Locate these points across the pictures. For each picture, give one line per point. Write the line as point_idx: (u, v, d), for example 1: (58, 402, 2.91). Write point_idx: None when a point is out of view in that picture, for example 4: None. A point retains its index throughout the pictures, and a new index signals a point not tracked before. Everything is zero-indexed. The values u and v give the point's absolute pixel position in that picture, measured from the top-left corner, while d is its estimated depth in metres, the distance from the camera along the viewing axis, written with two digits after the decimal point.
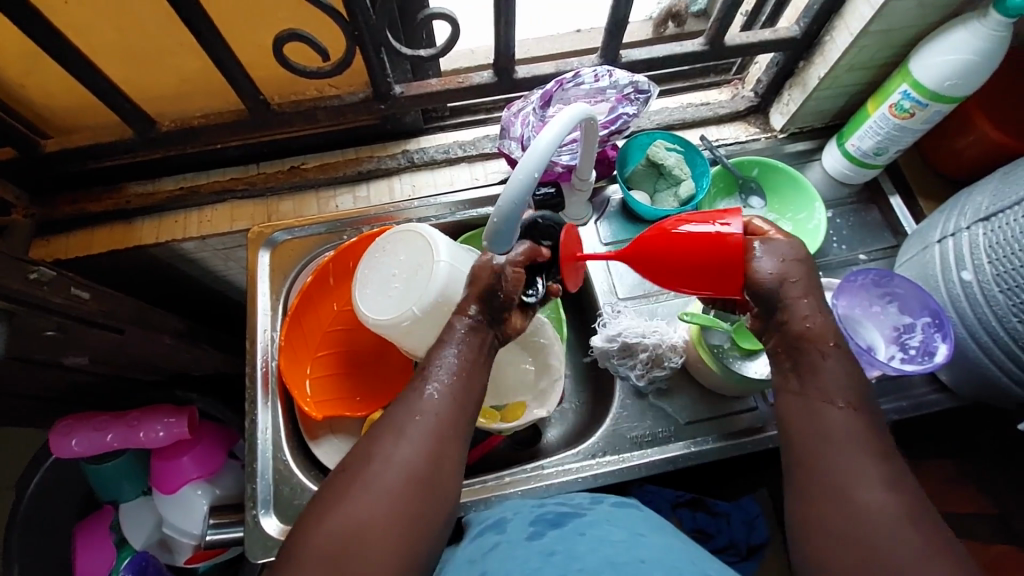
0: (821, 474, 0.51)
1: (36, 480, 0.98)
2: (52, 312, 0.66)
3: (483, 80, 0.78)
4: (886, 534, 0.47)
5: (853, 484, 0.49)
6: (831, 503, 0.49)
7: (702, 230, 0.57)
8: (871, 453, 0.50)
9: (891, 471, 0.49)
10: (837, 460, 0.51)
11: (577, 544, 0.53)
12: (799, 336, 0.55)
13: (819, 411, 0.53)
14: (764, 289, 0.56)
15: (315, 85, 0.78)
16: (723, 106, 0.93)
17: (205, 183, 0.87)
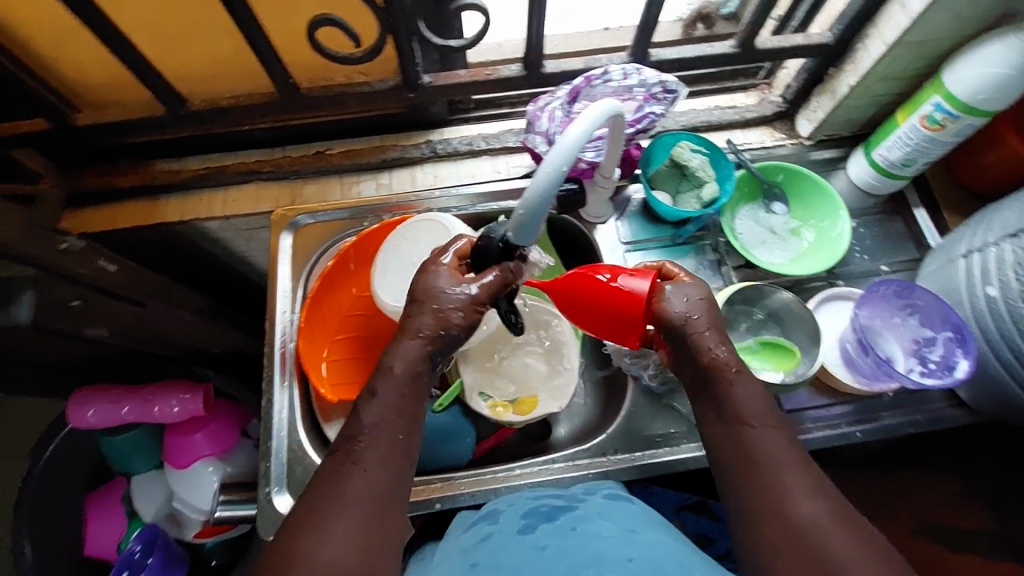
0: (751, 493, 0.54)
1: (51, 449, 1.01)
2: (78, 282, 0.67)
3: (511, 73, 0.78)
4: (823, 542, 0.50)
5: (786, 498, 0.52)
6: (765, 517, 0.53)
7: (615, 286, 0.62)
8: (793, 464, 0.55)
9: (810, 478, 0.53)
10: (766, 478, 0.54)
11: (568, 540, 0.54)
12: (710, 372, 0.59)
13: (740, 432, 0.57)
14: (675, 327, 0.60)
15: (345, 72, 0.79)
16: (750, 110, 0.93)
17: (231, 164, 0.89)
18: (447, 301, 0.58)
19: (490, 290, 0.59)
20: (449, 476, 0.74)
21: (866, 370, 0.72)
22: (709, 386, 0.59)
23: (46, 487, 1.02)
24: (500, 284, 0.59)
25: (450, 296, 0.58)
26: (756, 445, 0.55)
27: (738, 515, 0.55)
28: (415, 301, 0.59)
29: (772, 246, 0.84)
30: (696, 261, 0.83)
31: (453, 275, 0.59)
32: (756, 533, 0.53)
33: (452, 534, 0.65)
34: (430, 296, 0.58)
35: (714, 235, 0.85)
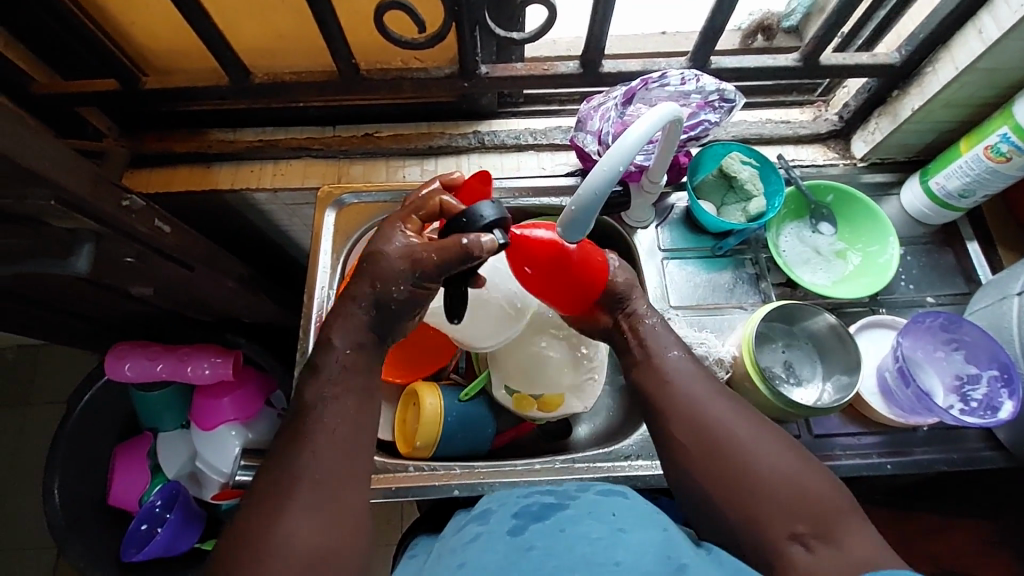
0: (670, 411, 0.60)
1: (87, 398, 1.03)
2: (136, 240, 0.69)
3: (568, 70, 0.78)
4: (736, 443, 0.57)
5: (700, 408, 0.59)
6: (682, 429, 0.59)
7: (588, 262, 0.64)
8: (703, 380, 0.62)
9: (718, 390, 0.61)
10: (681, 394, 0.60)
11: (557, 541, 0.52)
12: (636, 323, 0.66)
13: (658, 362, 0.63)
14: (619, 296, 0.67)
15: (403, 57, 0.80)
16: (804, 127, 0.91)
17: (284, 138, 0.91)
18: (388, 275, 0.57)
19: (441, 260, 0.54)
20: (470, 465, 0.74)
21: (905, 403, 0.70)
22: (631, 329, 0.66)
23: (80, 432, 1.04)
24: (454, 254, 0.53)
25: (393, 266, 0.57)
26: (672, 367, 0.62)
27: (664, 437, 0.61)
28: (368, 267, 0.58)
29: (815, 267, 0.82)
30: (735, 275, 0.82)
31: (405, 244, 0.57)
32: (679, 449, 0.59)
33: (446, 533, 0.64)
34: (374, 264, 0.58)
35: (756, 249, 0.83)
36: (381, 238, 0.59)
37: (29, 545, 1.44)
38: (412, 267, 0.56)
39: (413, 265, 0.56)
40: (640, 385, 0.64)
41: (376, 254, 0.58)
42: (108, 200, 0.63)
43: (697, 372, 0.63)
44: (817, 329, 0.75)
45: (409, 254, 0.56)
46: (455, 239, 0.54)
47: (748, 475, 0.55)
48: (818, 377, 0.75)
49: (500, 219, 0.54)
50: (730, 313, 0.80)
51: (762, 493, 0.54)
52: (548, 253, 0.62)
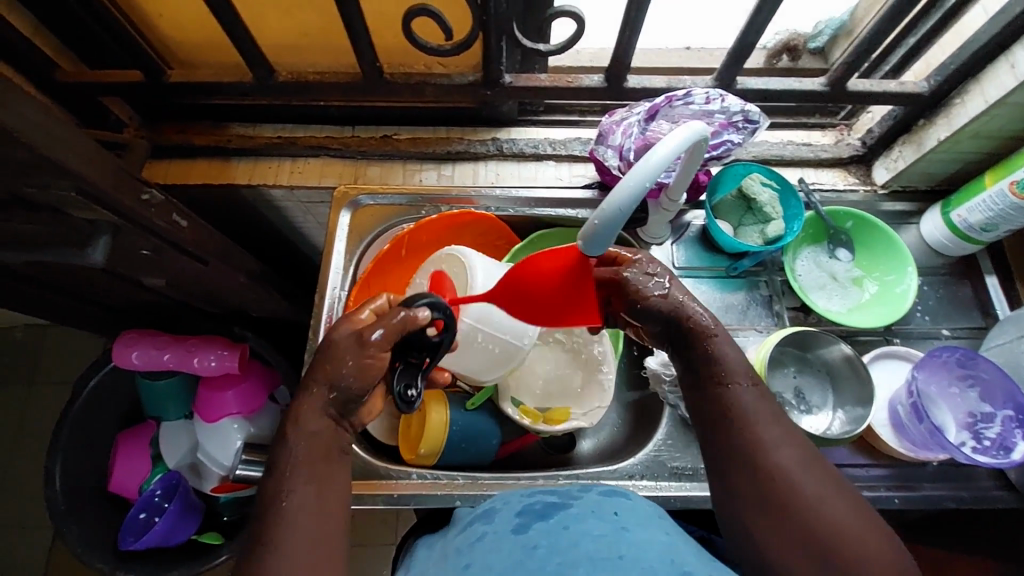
0: (730, 450, 0.57)
1: (94, 382, 1.04)
2: (152, 233, 0.69)
3: (593, 83, 0.77)
4: (797, 494, 0.53)
5: (765, 450, 0.56)
6: (741, 473, 0.56)
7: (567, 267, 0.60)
8: (769, 420, 0.58)
9: (784, 432, 0.57)
10: (746, 434, 0.57)
11: (562, 537, 0.55)
12: (696, 340, 0.63)
13: (719, 392, 0.60)
14: (665, 314, 0.65)
15: (426, 61, 0.80)
16: (825, 150, 0.91)
17: (303, 136, 0.91)
18: (337, 355, 0.57)
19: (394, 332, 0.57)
20: (473, 475, 0.74)
21: (916, 437, 0.70)
22: (694, 351, 0.63)
23: (84, 417, 1.05)
24: (404, 318, 0.58)
25: (343, 347, 0.57)
26: (734, 402, 0.59)
27: (721, 474, 0.58)
28: (316, 359, 0.58)
29: (830, 293, 0.81)
30: (749, 296, 0.82)
31: (351, 325, 0.59)
32: (734, 490, 0.56)
33: (448, 532, 0.66)
34: (325, 349, 0.58)
35: (770, 272, 0.83)
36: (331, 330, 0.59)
37: (26, 525, 1.45)
38: (362, 345, 0.57)
39: (362, 341, 0.57)
40: (699, 414, 0.61)
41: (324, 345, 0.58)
42: (127, 192, 0.63)
43: (762, 408, 0.59)
44: (832, 359, 0.74)
45: (357, 334, 0.57)
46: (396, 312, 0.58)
47: (807, 531, 0.52)
48: (829, 405, 0.73)
49: (437, 303, 0.61)
50: (742, 334, 0.79)
51: (825, 550, 0.51)
52: (557, 284, 0.61)
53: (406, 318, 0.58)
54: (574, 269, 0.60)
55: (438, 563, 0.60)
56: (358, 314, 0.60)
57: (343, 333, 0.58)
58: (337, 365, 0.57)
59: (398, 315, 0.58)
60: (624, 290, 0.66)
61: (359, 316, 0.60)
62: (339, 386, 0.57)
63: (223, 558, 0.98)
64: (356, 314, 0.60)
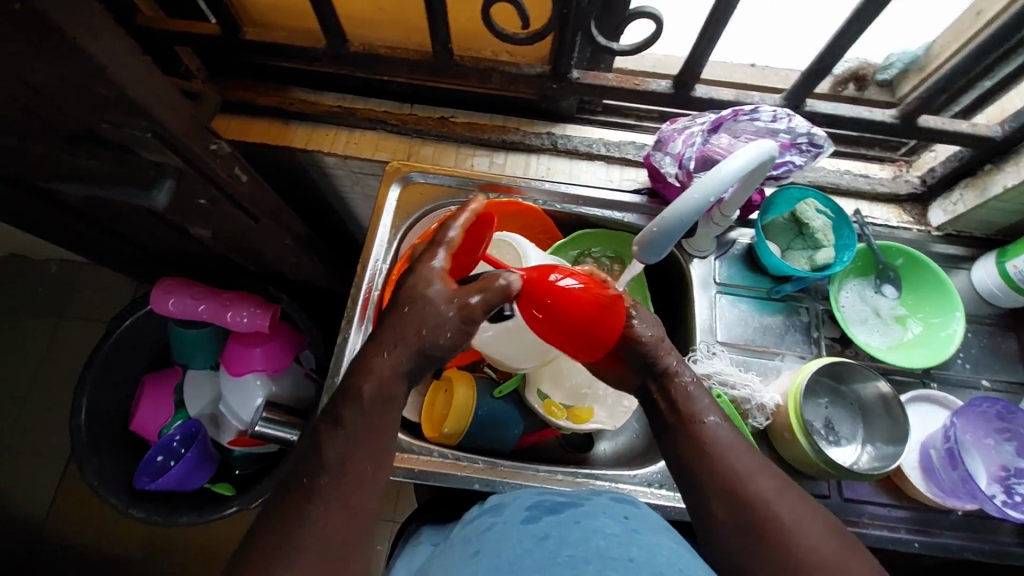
0: (709, 483, 0.60)
1: (129, 322, 1.06)
2: (213, 184, 0.70)
3: (659, 88, 0.77)
4: (776, 518, 0.56)
5: (745, 479, 0.59)
6: (720, 503, 0.59)
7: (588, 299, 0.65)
8: (744, 451, 0.62)
9: (759, 460, 0.61)
10: (728, 462, 0.61)
11: (571, 532, 0.58)
12: (668, 380, 0.68)
13: (695, 427, 0.64)
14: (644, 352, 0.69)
15: (494, 48, 0.80)
16: (883, 185, 0.89)
17: (362, 108, 0.92)
18: (383, 336, 0.57)
19: (488, 300, 0.57)
20: (494, 460, 0.74)
21: (945, 483, 0.68)
22: (666, 391, 0.68)
23: (116, 355, 1.07)
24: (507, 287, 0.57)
25: (441, 314, 0.57)
26: (710, 435, 0.63)
27: (701, 503, 0.61)
28: (411, 321, 0.57)
29: (872, 328, 0.80)
30: (787, 321, 0.81)
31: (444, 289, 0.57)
32: (718, 521, 0.59)
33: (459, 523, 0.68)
34: (417, 311, 0.57)
35: (813, 300, 0.82)
36: (416, 283, 0.59)
37: (43, 453, 1.51)
38: (461, 313, 0.57)
39: (464, 309, 0.57)
40: (678, 451, 0.64)
41: (413, 301, 0.58)
42: (195, 139, 0.64)
43: (736, 440, 0.63)
44: (866, 395, 0.73)
45: (458, 302, 0.57)
46: (496, 279, 0.58)
47: (791, 553, 0.54)
48: (858, 439, 0.73)
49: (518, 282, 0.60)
50: (777, 358, 0.78)
51: (804, 570, 0.52)
52: (583, 315, 0.65)
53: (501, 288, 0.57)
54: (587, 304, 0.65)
55: (446, 557, 0.62)
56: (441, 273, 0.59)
57: (438, 293, 0.57)
58: (380, 333, 0.58)
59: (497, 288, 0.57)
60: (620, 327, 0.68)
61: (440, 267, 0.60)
62: (397, 361, 0.57)
63: (233, 509, 0.98)
64: (434, 257, 0.61)
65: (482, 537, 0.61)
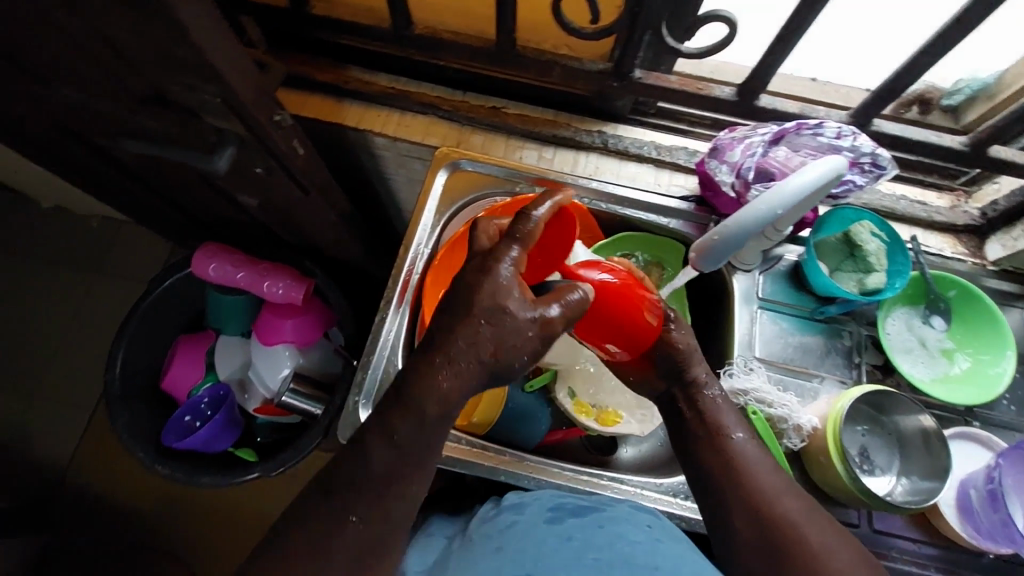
0: (732, 499, 0.60)
1: (169, 283, 1.08)
2: (270, 153, 0.71)
3: (722, 95, 0.76)
4: (804, 541, 0.55)
5: (773, 500, 0.59)
6: (743, 520, 0.59)
7: (629, 297, 0.66)
8: (771, 470, 0.61)
9: (786, 481, 0.61)
10: (757, 481, 0.60)
11: (596, 535, 0.60)
12: (695, 391, 0.68)
13: (721, 442, 0.64)
14: (675, 359, 0.68)
15: (557, 41, 0.80)
16: (940, 214, 0.87)
17: (416, 92, 0.92)
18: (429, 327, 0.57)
19: (567, 316, 0.55)
20: (519, 454, 0.74)
21: (982, 524, 0.67)
22: (693, 404, 0.67)
23: (153, 313, 1.09)
24: (585, 309, 0.56)
25: (520, 332, 0.53)
26: (737, 451, 0.63)
27: (726, 522, 0.60)
28: (489, 336, 0.53)
29: (916, 358, 0.77)
30: (829, 343, 0.79)
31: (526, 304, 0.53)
32: (743, 541, 0.58)
33: (477, 521, 0.70)
34: (497, 327, 0.53)
35: (858, 324, 0.80)
36: (493, 291, 0.53)
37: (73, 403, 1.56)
38: (541, 331, 0.54)
39: (545, 327, 0.54)
40: (706, 466, 0.64)
41: (490, 313, 0.53)
42: (264, 107, 0.65)
43: (763, 459, 0.63)
44: (905, 427, 0.71)
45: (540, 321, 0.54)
46: (571, 291, 0.56)
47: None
48: (893, 470, 0.71)
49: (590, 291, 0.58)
50: (815, 379, 0.77)
51: None
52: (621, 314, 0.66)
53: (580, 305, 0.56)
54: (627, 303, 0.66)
55: (467, 553, 0.64)
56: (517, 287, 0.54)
57: (520, 313, 0.53)
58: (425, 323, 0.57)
59: (568, 306, 0.55)
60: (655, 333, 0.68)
61: (514, 274, 0.54)
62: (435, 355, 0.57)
63: (254, 475, 1.00)
64: (507, 257, 0.55)
65: (504, 533, 0.64)
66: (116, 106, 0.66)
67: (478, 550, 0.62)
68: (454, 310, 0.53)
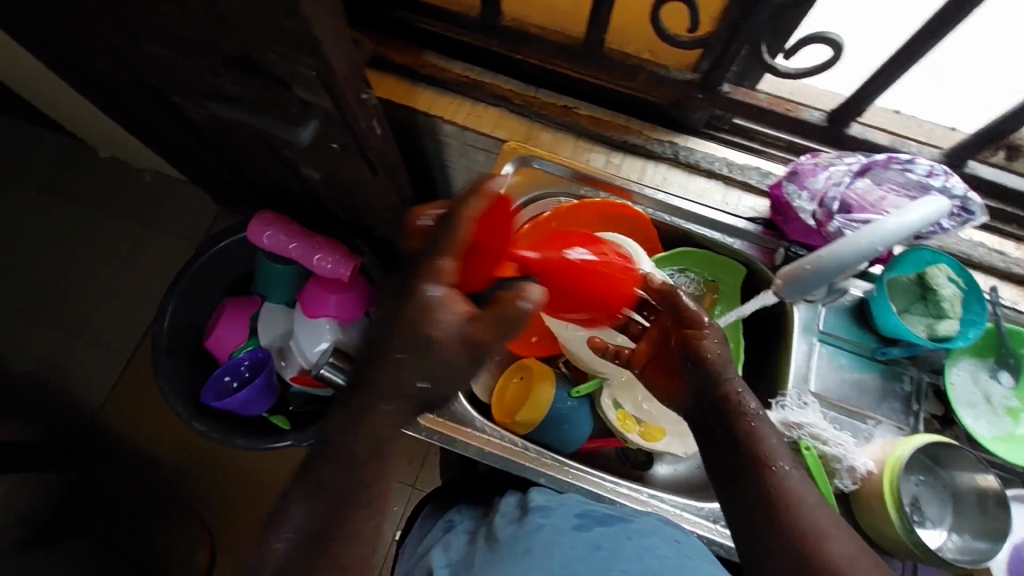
0: (775, 533, 0.55)
1: (224, 244, 1.11)
2: (349, 130, 0.71)
3: (812, 118, 0.79)
4: None
5: (822, 539, 0.54)
6: (788, 559, 0.54)
7: (605, 275, 0.74)
8: (816, 503, 0.57)
9: (833, 518, 0.56)
10: (804, 517, 0.55)
11: (624, 548, 0.61)
12: (735, 412, 0.62)
13: (764, 472, 0.58)
14: (716, 373, 0.63)
15: (644, 45, 0.79)
16: (1019, 265, 0.83)
17: (488, 82, 0.91)
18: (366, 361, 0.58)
19: (501, 329, 0.55)
20: (560, 459, 0.74)
21: None
22: (732, 427, 0.61)
23: (205, 272, 1.11)
24: (525, 322, 0.54)
25: (446, 355, 0.55)
26: (782, 484, 0.57)
27: (767, 558, 0.55)
28: (424, 358, 0.54)
29: (979, 414, 0.74)
30: (887, 386, 0.77)
31: (454, 322, 0.55)
32: None
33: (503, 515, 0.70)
34: (421, 356, 0.55)
35: (919, 369, 0.77)
36: (415, 318, 0.55)
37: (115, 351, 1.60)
38: (469, 349, 0.55)
39: (473, 342, 0.55)
40: (746, 493, 0.58)
41: (417, 341, 0.55)
42: (356, 85, 0.66)
43: (807, 491, 0.58)
44: (961, 483, 0.69)
45: (463, 335, 0.55)
46: (512, 301, 0.54)
47: None
48: (944, 524, 0.69)
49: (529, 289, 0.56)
50: (870, 422, 0.75)
51: None
52: (595, 286, 0.74)
53: (520, 314, 0.55)
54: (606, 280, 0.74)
55: (496, 551, 0.64)
56: (439, 308, 0.55)
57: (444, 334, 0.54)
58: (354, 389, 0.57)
59: (495, 318, 0.54)
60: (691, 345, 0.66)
61: (444, 292, 0.56)
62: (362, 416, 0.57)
63: (287, 443, 1.01)
64: (433, 281, 0.56)
65: (531, 536, 0.64)
66: (211, 68, 0.68)
67: (508, 551, 0.63)
68: (380, 339, 0.56)
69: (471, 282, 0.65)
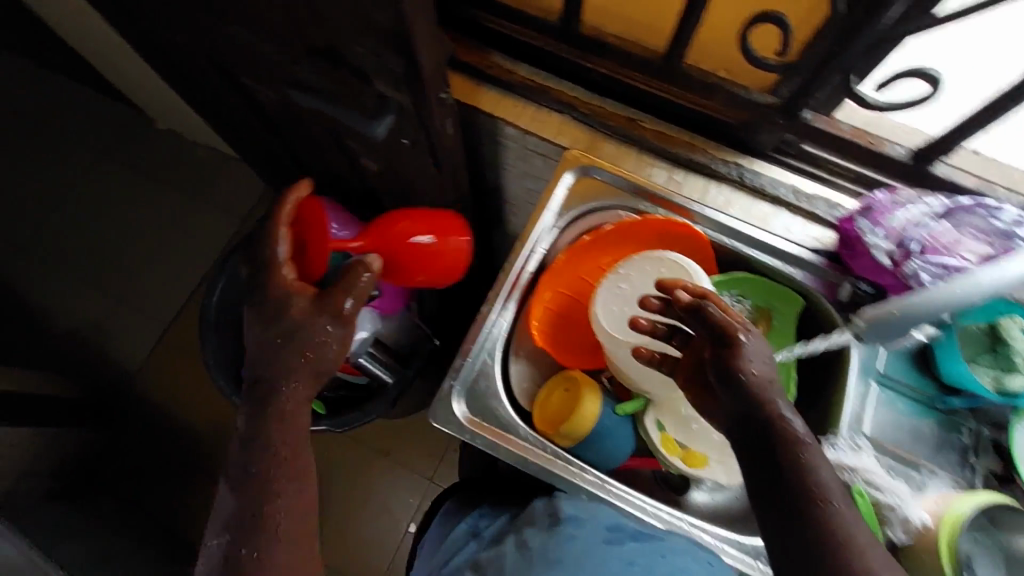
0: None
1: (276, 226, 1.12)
2: (423, 126, 0.72)
3: (896, 152, 0.76)
4: None
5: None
6: None
7: (425, 245, 0.91)
8: (869, 542, 0.52)
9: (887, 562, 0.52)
10: (857, 561, 0.51)
11: (655, 566, 0.66)
12: (786, 441, 0.57)
13: (813, 508, 0.53)
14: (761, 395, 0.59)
15: (724, 64, 0.78)
16: None
17: (555, 88, 0.89)
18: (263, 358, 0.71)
19: (358, 294, 0.75)
20: (600, 478, 0.72)
21: None
22: (785, 457, 0.56)
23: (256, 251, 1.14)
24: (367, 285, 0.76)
25: (325, 334, 0.71)
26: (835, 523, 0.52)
27: None
28: (284, 345, 0.70)
29: None
30: (945, 436, 0.74)
31: (304, 298, 0.73)
32: None
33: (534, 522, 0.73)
34: (304, 338, 0.70)
35: (981, 422, 0.74)
36: (289, 310, 0.71)
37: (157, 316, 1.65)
38: (338, 320, 0.72)
39: (342, 315, 0.73)
40: (798, 532, 0.53)
41: (263, 305, 0.74)
42: (438, 84, 0.67)
43: (861, 530, 0.53)
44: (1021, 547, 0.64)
45: (332, 312, 0.72)
46: (356, 280, 0.75)
47: None
48: None
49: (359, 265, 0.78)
50: (923, 471, 0.72)
51: None
52: (428, 259, 0.92)
53: (363, 285, 0.76)
54: (440, 253, 0.93)
55: (528, 562, 0.69)
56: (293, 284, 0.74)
57: (300, 304, 0.72)
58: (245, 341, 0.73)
59: (351, 294, 0.75)
60: (728, 361, 0.61)
61: (284, 259, 0.78)
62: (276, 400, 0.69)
63: (322, 427, 1.02)
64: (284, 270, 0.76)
65: (565, 550, 0.68)
66: (297, 53, 0.69)
67: (543, 563, 0.68)
68: (255, 349, 0.72)
69: (307, 273, 0.87)
